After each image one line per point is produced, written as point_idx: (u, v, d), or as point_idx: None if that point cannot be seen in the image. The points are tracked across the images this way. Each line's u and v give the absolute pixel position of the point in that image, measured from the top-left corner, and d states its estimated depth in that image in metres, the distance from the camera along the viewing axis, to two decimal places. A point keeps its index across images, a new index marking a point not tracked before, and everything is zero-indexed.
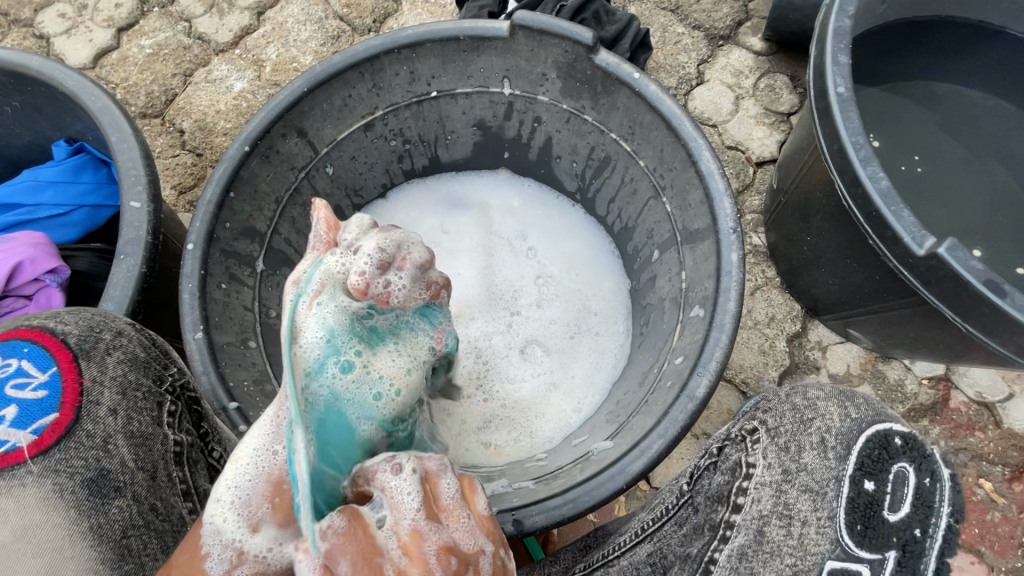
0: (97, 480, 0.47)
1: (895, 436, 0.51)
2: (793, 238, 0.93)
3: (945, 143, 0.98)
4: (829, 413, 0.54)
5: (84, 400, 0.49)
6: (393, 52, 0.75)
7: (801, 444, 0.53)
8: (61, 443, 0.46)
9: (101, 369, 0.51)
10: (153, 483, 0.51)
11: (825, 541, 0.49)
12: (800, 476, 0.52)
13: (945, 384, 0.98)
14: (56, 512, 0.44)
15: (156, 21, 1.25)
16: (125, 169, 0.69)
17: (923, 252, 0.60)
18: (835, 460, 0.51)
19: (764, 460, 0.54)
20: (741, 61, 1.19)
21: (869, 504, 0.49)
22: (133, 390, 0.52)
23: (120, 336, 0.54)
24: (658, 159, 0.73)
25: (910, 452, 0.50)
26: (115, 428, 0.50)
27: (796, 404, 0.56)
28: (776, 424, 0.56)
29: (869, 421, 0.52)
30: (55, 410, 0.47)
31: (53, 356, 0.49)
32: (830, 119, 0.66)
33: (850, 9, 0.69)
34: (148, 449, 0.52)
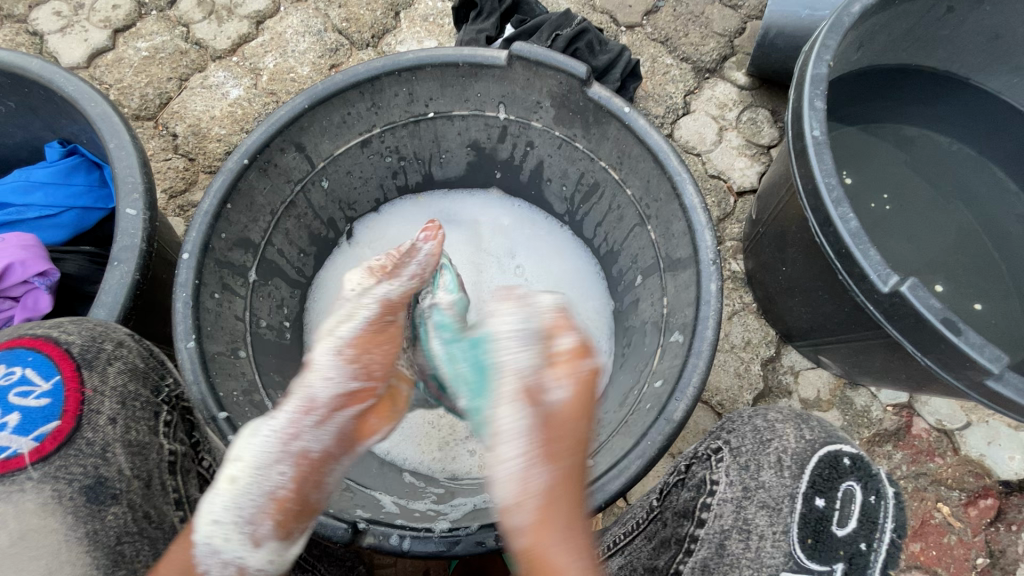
0: (94, 487, 0.50)
1: (845, 456, 0.56)
2: (769, 267, 0.97)
3: (914, 184, 1.04)
4: (786, 435, 0.59)
5: (85, 408, 0.51)
6: (393, 74, 0.77)
7: (760, 463, 0.58)
8: (60, 451, 0.49)
9: (102, 379, 0.54)
10: (148, 491, 0.54)
11: (780, 554, 0.54)
12: (758, 493, 0.57)
13: (908, 411, 1.02)
14: (53, 518, 0.48)
15: (153, 25, 1.26)
16: (121, 176, 0.70)
17: (887, 289, 0.64)
18: (791, 478, 0.56)
19: (726, 477, 0.59)
20: (726, 94, 1.24)
21: (820, 520, 0.54)
22: (132, 399, 0.55)
23: (120, 346, 0.57)
24: (645, 189, 0.76)
25: (858, 472, 0.55)
26: (114, 437, 0.52)
27: (756, 425, 0.61)
28: (738, 443, 0.61)
29: (824, 443, 0.57)
30: (57, 418, 0.50)
31: (57, 365, 0.52)
32: (806, 160, 0.70)
33: (827, 57, 0.74)
34: (144, 457, 0.54)
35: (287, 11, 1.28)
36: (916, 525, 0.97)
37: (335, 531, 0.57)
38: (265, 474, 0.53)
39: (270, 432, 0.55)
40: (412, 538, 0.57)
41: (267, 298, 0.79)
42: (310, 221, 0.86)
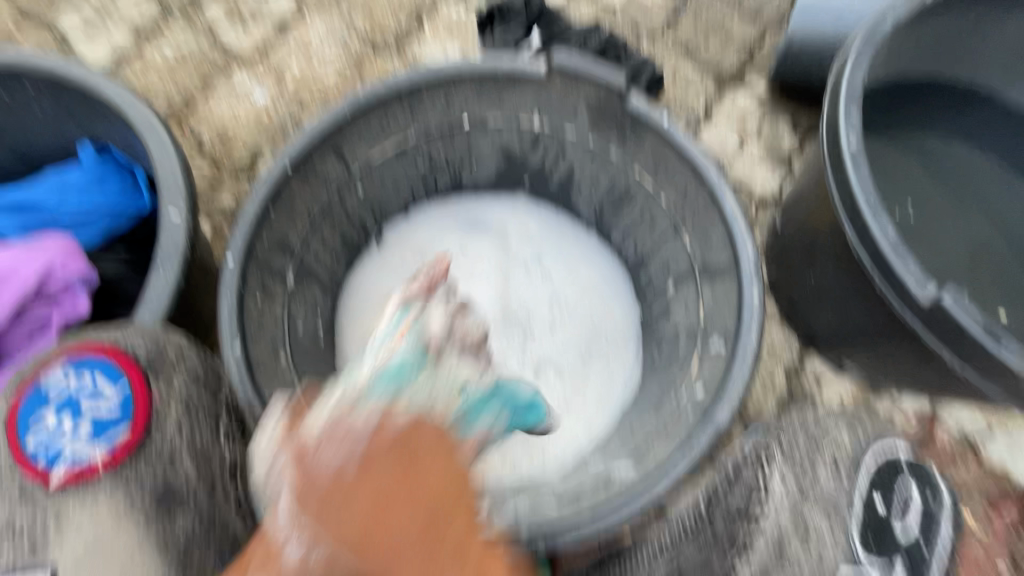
0: (164, 494, 0.52)
1: (901, 457, 0.61)
2: (795, 275, 0.98)
3: (937, 194, 1.05)
4: (840, 439, 0.62)
5: (153, 418, 0.53)
6: (432, 83, 0.77)
7: (816, 464, 0.61)
8: (131, 459, 0.52)
9: (168, 387, 0.55)
10: (213, 498, 0.55)
11: (841, 553, 0.57)
12: (815, 494, 0.59)
13: (931, 420, 1.03)
14: (125, 525, 0.50)
15: (179, 29, 1.27)
16: (165, 181, 0.70)
17: (927, 299, 0.65)
18: (848, 481, 0.60)
19: (783, 483, 0.60)
20: (746, 104, 1.26)
21: (881, 520, 0.58)
22: (196, 406, 0.56)
23: (182, 353, 0.57)
24: (680, 198, 0.77)
25: (913, 471, 0.60)
26: (179, 445, 0.54)
27: (809, 428, 0.63)
28: (790, 445, 0.63)
29: (878, 444, 0.62)
30: (124, 426, 0.52)
31: (123, 374, 0.54)
32: (843, 171, 0.71)
33: (862, 70, 0.75)
34: (208, 464, 0.55)
35: (312, 17, 1.29)
36: None
37: None
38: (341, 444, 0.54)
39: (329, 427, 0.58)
40: None
41: (303, 302, 0.79)
42: (344, 226, 0.86)
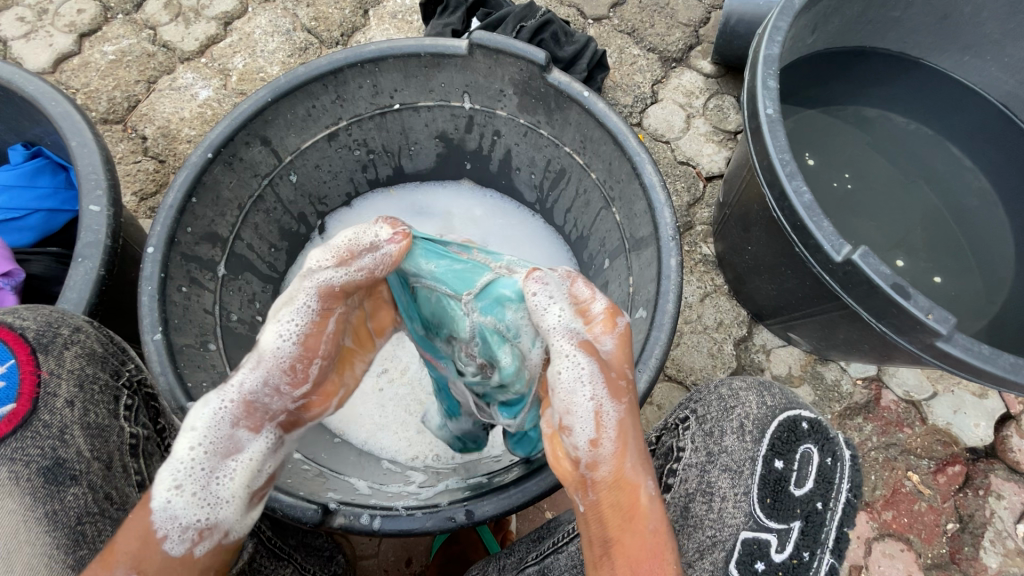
0: (52, 468, 0.51)
1: (803, 421, 0.61)
2: (736, 247, 0.99)
3: (875, 162, 1.07)
4: (748, 402, 0.64)
5: (42, 390, 0.52)
6: (356, 66, 0.77)
7: (723, 429, 0.63)
8: (16, 433, 0.50)
9: (59, 362, 0.55)
10: (109, 472, 0.55)
11: (741, 514, 0.58)
12: (722, 457, 0.62)
13: (876, 384, 1.05)
14: (11, 499, 0.48)
15: (120, 28, 1.25)
16: (85, 174, 0.70)
17: (841, 258, 0.66)
18: (752, 442, 0.62)
19: (692, 444, 0.65)
20: (692, 82, 1.27)
21: (779, 480, 0.59)
22: (90, 383, 0.56)
23: (78, 332, 0.58)
24: (607, 172, 0.78)
25: (814, 435, 0.60)
26: (72, 418, 0.54)
27: (721, 394, 0.66)
28: (704, 411, 0.66)
29: (782, 405, 0.64)
30: (12, 400, 0.51)
31: (12, 349, 0.53)
32: (761, 137, 0.72)
33: (779, 39, 0.76)
34: (105, 439, 0.55)
35: (255, 12, 1.28)
36: (888, 494, 0.99)
37: (303, 513, 0.57)
38: (232, 445, 0.46)
39: (218, 410, 0.45)
40: (382, 517, 0.57)
41: (237, 293, 0.79)
42: (280, 216, 0.86)
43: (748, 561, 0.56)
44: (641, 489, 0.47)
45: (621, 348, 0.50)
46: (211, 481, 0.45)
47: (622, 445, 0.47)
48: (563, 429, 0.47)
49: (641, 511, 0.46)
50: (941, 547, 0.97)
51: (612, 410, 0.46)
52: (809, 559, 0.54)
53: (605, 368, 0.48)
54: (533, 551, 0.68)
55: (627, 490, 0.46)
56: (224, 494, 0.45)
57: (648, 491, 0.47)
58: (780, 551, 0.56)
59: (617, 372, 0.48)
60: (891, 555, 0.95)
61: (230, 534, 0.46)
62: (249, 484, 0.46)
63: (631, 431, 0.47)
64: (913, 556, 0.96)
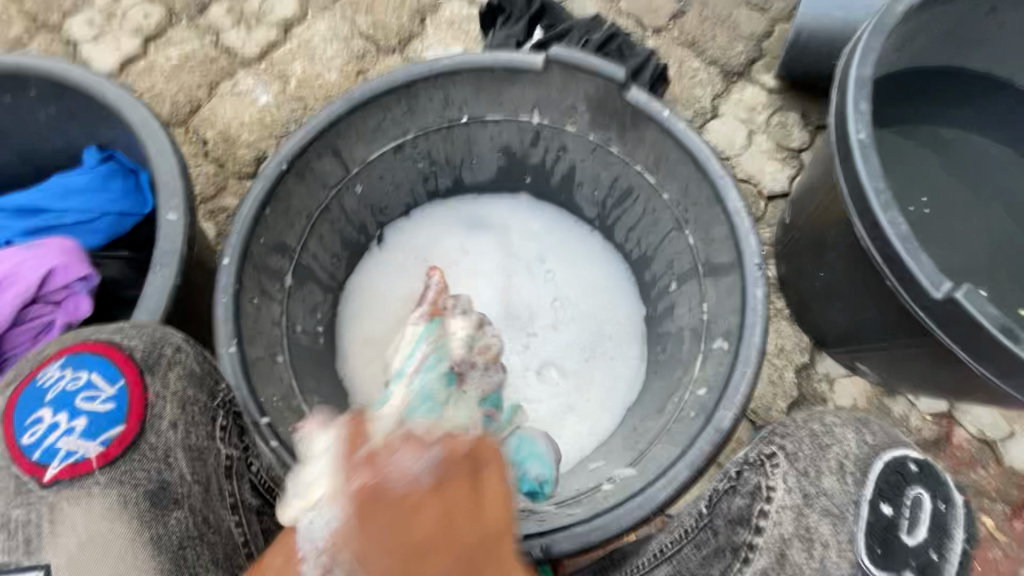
0: (157, 492, 0.51)
1: (911, 463, 0.59)
2: (805, 272, 0.95)
3: (953, 186, 1.02)
4: (846, 441, 0.61)
5: (149, 413, 0.53)
6: (429, 79, 0.76)
7: (820, 470, 0.60)
8: (125, 456, 0.51)
9: (164, 384, 0.55)
10: (207, 496, 0.54)
11: (847, 562, 0.55)
12: (820, 500, 0.58)
13: (948, 420, 1.00)
14: (119, 521, 0.49)
15: (184, 32, 1.28)
16: (164, 183, 0.70)
17: (941, 295, 0.62)
18: (853, 485, 0.58)
19: (784, 484, 0.60)
20: (754, 98, 1.23)
21: (889, 529, 0.56)
22: (192, 405, 0.56)
23: (179, 351, 0.57)
24: (682, 193, 0.75)
25: (925, 478, 0.58)
26: (175, 441, 0.53)
27: (815, 430, 0.63)
28: (797, 446, 0.62)
29: (886, 447, 0.60)
30: (121, 423, 0.51)
31: (121, 370, 0.53)
32: (851, 163, 0.69)
33: (871, 59, 0.72)
34: (204, 463, 0.55)
35: (314, 18, 1.29)
36: None
37: None
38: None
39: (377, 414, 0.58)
40: None
41: (302, 303, 0.79)
42: (343, 226, 0.86)
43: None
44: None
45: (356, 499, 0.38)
46: None
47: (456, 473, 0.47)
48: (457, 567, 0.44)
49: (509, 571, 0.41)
50: None
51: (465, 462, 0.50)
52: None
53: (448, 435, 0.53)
54: None
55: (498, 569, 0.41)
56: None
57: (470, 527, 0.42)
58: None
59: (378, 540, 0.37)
60: None
61: None
62: None
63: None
64: None
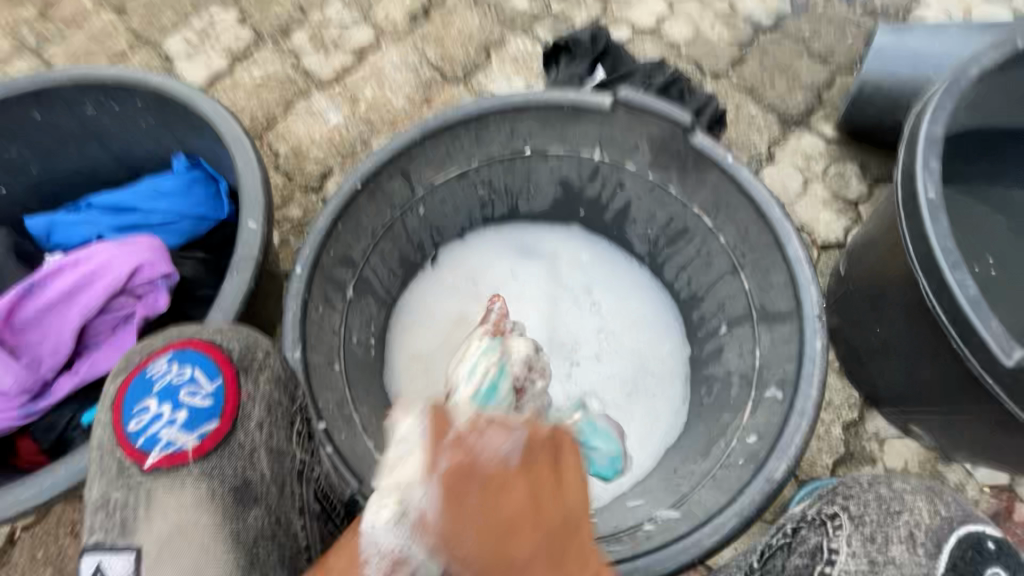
0: (240, 488, 0.53)
1: (989, 539, 0.56)
2: (859, 326, 0.93)
3: (1021, 250, 0.98)
4: (918, 508, 0.58)
5: (240, 412, 0.54)
6: (499, 112, 0.80)
7: (889, 536, 0.56)
8: (218, 450, 0.53)
9: (256, 386, 0.56)
10: (281, 496, 0.56)
11: None
12: (888, 569, 0.55)
13: (1008, 495, 0.95)
14: (205, 513, 0.51)
15: (267, 54, 1.37)
16: (248, 192, 0.76)
17: (1011, 363, 0.61)
18: (926, 556, 0.55)
19: (848, 547, 0.57)
20: (812, 146, 1.23)
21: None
22: (276, 407, 0.58)
23: (269, 355, 0.60)
24: (740, 237, 0.76)
25: (1002, 556, 0.55)
26: (260, 441, 0.55)
27: (882, 494, 0.60)
28: (864, 513, 0.59)
29: (963, 524, 0.56)
30: (216, 419, 0.53)
31: (219, 367, 0.55)
32: (919, 221, 0.68)
33: (943, 120, 0.72)
34: (282, 463, 0.57)
35: (387, 47, 1.37)
36: None
37: None
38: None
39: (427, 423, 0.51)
40: None
41: (359, 315, 0.83)
42: (403, 244, 0.90)
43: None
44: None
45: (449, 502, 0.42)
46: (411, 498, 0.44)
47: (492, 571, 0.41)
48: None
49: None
50: None
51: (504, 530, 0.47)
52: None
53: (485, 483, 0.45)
54: None
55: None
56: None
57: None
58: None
59: (456, 564, 0.41)
60: None
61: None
62: (450, 508, 0.43)
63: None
64: None
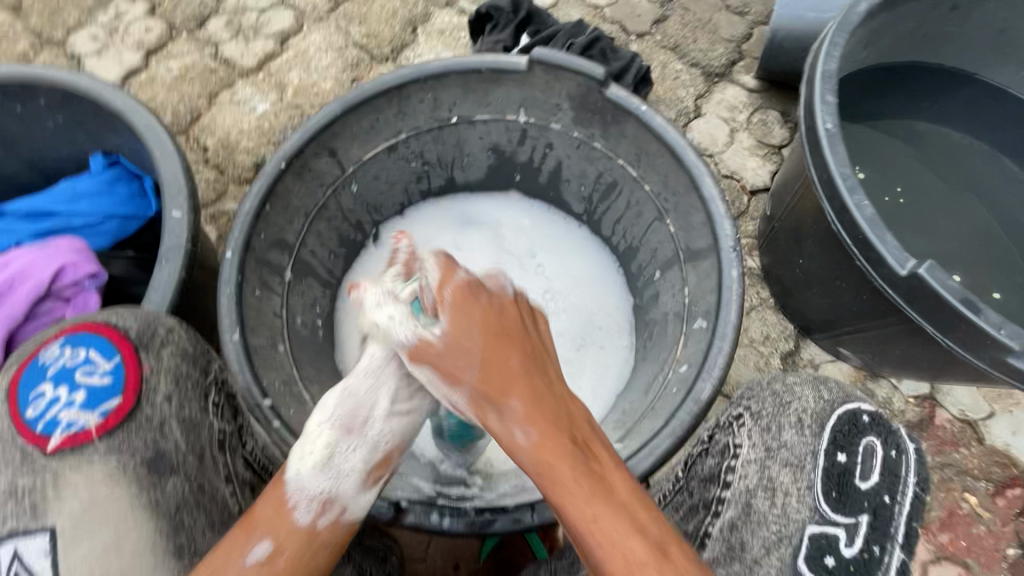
0: (155, 459, 0.54)
1: (863, 414, 0.63)
2: (785, 260, 0.99)
3: (925, 177, 1.06)
4: (805, 397, 0.65)
5: (144, 387, 0.55)
6: (420, 81, 0.81)
7: (781, 424, 0.64)
8: (123, 425, 0.53)
9: (158, 359, 0.57)
10: (202, 465, 0.57)
11: (806, 509, 0.59)
12: (781, 452, 0.62)
13: (930, 402, 1.03)
14: (119, 487, 0.51)
15: (184, 45, 1.32)
16: (168, 182, 0.74)
17: (905, 272, 0.66)
18: (811, 437, 0.62)
19: (749, 440, 0.65)
20: (735, 97, 1.28)
21: (842, 474, 0.60)
22: (185, 380, 0.59)
23: (172, 330, 0.60)
24: (663, 184, 0.79)
25: (877, 428, 0.62)
26: (170, 413, 0.56)
27: (776, 391, 0.66)
28: (760, 408, 0.66)
29: (841, 403, 0.64)
30: (118, 395, 0.54)
31: (116, 346, 0.56)
32: (820, 151, 0.73)
33: (836, 55, 0.77)
34: (197, 434, 0.58)
35: (310, 29, 1.34)
36: (944, 515, 0.96)
37: (377, 511, 0.59)
38: (358, 421, 0.57)
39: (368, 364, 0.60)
40: (451, 518, 0.58)
41: (301, 296, 0.83)
42: (339, 223, 0.89)
43: (818, 556, 0.57)
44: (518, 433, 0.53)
45: (456, 315, 0.59)
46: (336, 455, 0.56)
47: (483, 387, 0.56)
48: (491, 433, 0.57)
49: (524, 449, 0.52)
50: (1000, 573, 0.94)
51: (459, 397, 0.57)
52: (881, 554, 0.56)
53: (441, 365, 0.57)
54: None
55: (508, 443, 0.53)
56: (347, 466, 0.56)
57: (523, 439, 0.53)
58: (850, 546, 0.57)
59: (449, 355, 0.57)
60: None
61: (346, 509, 0.55)
62: (366, 459, 0.57)
63: (473, 392, 0.56)
64: None
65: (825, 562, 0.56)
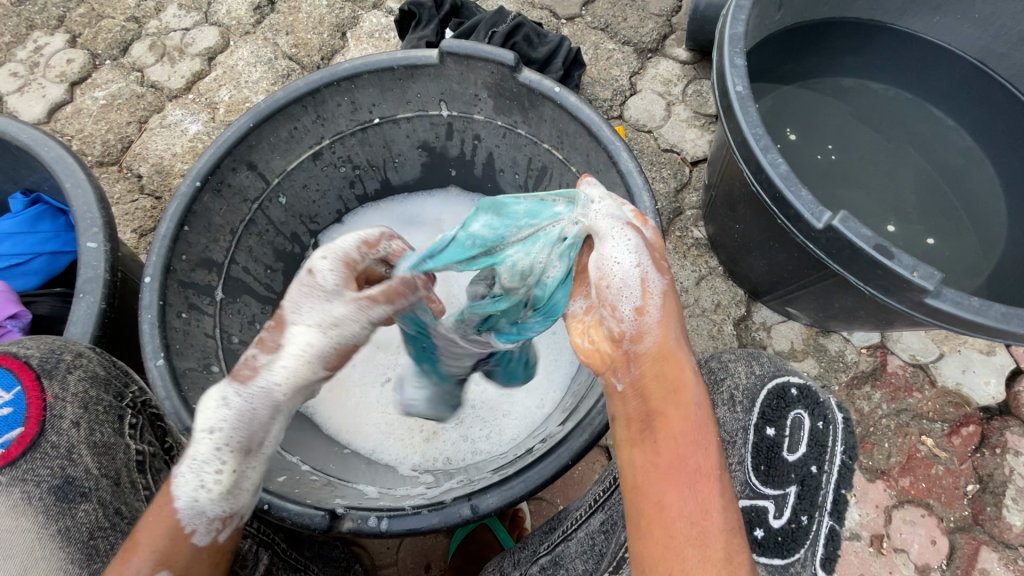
0: (63, 486, 0.54)
1: (792, 387, 0.63)
2: (726, 227, 1.00)
3: (856, 130, 1.07)
4: (738, 372, 0.65)
5: (48, 414, 0.56)
6: (333, 85, 0.79)
7: (715, 402, 0.65)
8: (26, 455, 0.53)
9: (63, 386, 0.58)
10: (118, 488, 0.58)
11: (738, 483, 0.60)
12: (714, 429, 0.64)
13: (881, 350, 1.04)
14: (24, 518, 0.51)
15: (109, 73, 1.29)
16: (80, 213, 0.72)
17: (822, 225, 0.67)
18: (743, 412, 0.63)
19: None
20: (669, 71, 1.28)
21: (771, 448, 0.61)
22: (94, 404, 0.60)
23: (80, 356, 0.61)
24: (586, 164, 0.79)
25: (805, 400, 0.62)
26: (78, 439, 0.57)
27: (710, 367, 0.68)
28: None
29: (771, 376, 0.63)
30: (21, 424, 0.54)
31: (17, 376, 0.56)
32: (733, 116, 0.73)
33: (743, 18, 0.77)
34: (111, 457, 0.59)
35: (237, 45, 1.32)
36: (903, 460, 0.98)
37: (313, 520, 0.58)
38: (257, 441, 0.51)
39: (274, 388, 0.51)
40: (389, 518, 0.58)
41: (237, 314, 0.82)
42: (273, 238, 0.88)
43: (748, 528, 0.58)
44: (685, 362, 0.50)
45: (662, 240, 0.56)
46: (236, 477, 0.50)
47: (666, 307, 0.51)
48: (633, 335, 0.51)
49: (684, 384, 0.48)
50: (963, 509, 0.95)
51: (656, 283, 0.51)
52: (808, 522, 0.58)
53: (651, 249, 0.52)
54: (545, 541, 0.67)
55: (672, 361, 0.49)
56: (245, 485, 0.52)
57: (689, 368, 0.50)
58: (779, 517, 0.59)
59: (661, 253, 0.53)
60: (911, 520, 0.94)
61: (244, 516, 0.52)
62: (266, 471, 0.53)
63: (671, 301, 0.51)
64: (934, 521, 0.94)
65: (754, 534, 0.58)
